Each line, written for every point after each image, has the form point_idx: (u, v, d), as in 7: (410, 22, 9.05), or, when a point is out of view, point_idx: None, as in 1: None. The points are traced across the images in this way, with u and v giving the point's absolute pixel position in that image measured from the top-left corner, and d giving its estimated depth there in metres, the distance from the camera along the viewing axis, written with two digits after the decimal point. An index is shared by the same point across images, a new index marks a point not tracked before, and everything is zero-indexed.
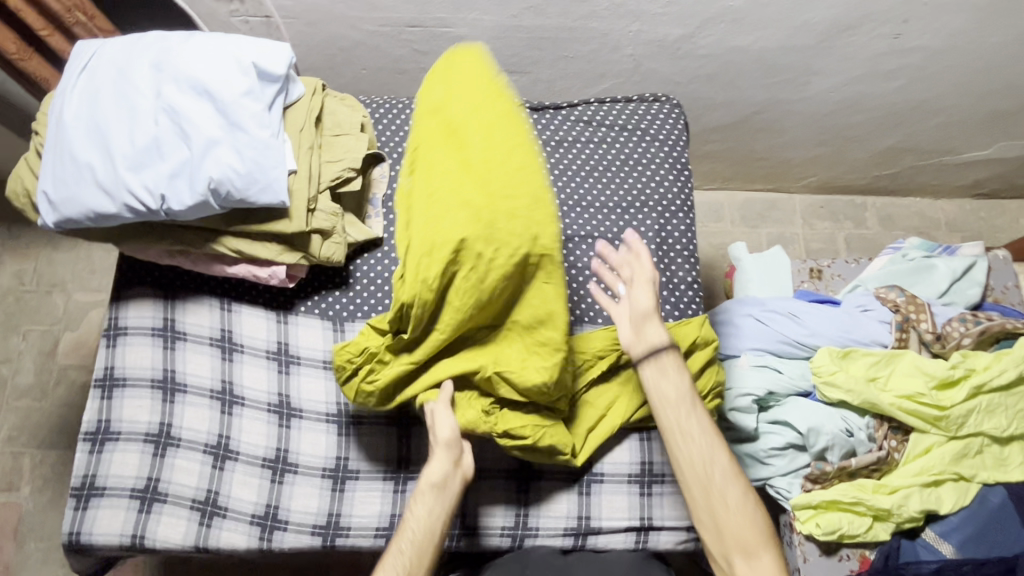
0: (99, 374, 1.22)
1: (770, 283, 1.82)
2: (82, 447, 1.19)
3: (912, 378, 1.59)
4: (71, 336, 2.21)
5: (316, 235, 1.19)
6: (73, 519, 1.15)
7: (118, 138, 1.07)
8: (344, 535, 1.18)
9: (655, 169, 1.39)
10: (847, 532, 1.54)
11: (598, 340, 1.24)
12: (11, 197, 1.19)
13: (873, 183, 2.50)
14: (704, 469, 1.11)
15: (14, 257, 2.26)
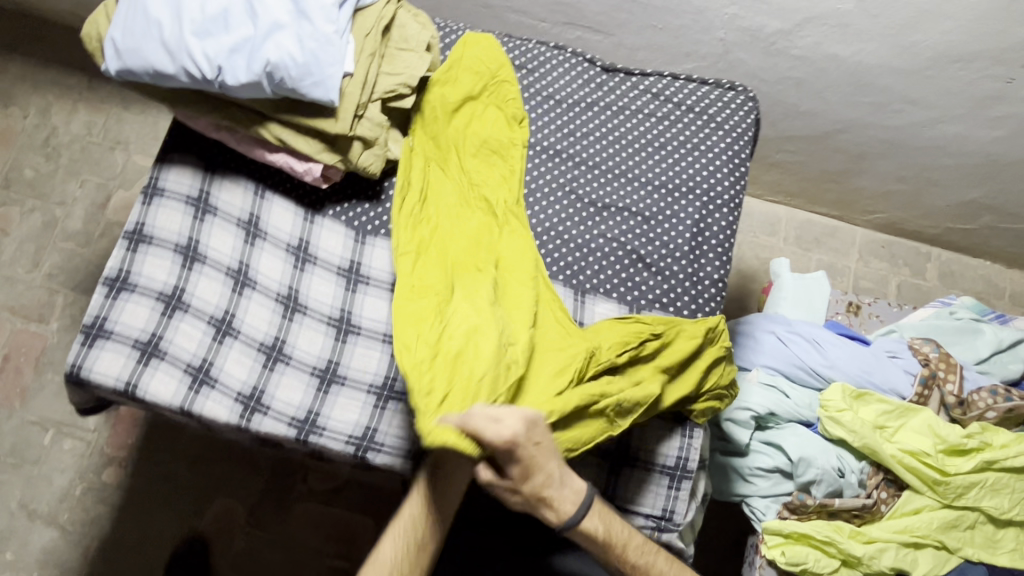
0: (130, 227, 1.27)
1: (803, 306, 1.76)
2: (100, 290, 1.24)
3: (921, 436, 1.53)
4: (123, 195, 2.31)
5: (358, 142, 1.20)
6: (78, 354, 1.21)
7: (190, 1, 1.08)
8: (318, 434, 1.20)
9: (712, 158, 1.34)
10: (811, 569, 1.52)
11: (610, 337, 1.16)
12: (85, 40, 1.24)
13: (943, 235, 2.37)
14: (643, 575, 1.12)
15: (87, 109, 2.39)
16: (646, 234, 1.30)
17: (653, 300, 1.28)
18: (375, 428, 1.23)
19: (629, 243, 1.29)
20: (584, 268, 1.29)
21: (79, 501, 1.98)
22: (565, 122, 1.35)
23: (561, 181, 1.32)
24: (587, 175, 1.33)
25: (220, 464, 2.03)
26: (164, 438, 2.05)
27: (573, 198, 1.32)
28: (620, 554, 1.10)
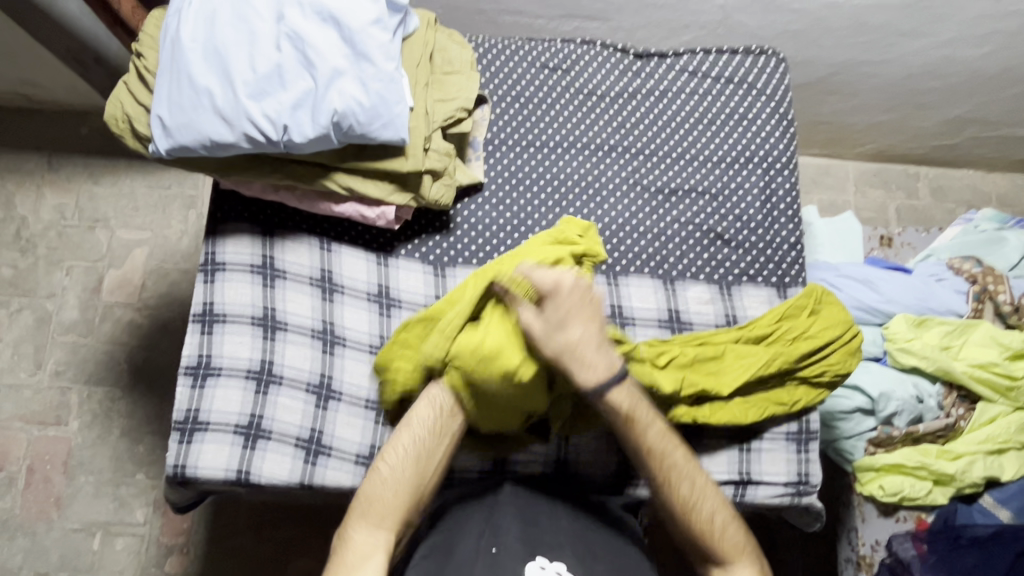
0: (198, 309, 1.20)
1: (842, 249, 1.79)
2: (183, 381, 1.17)
3: (986, 348, 1.61)
4: (117, 273, 1.93)
5: (427, 175, 1.16)
6: (178, 453, 1.14)
7: (239, 62, 1.03)
8: (449, 478, 1.19)
9: (762, 124, 1.37)
10: (908, 494, 1.57)
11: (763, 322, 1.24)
12: (109, 122, 1.14)
13: (930, 153, 2.35)
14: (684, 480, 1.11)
15: (55, 190, 1.97)
16: (718, 212, 1.32)
17: (740, 274, 1.31)
18: (504, 457, 1.20)
19: (703, 223, 1.31)
20: (665, 255, 1.30)
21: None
22: (614, 116, 1.36)
23: (623, 175, 1.33)
24: (646, 164, 1.33)
25: (286, 526, 1.78)
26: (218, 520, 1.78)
27: (639, 189, 1.32)
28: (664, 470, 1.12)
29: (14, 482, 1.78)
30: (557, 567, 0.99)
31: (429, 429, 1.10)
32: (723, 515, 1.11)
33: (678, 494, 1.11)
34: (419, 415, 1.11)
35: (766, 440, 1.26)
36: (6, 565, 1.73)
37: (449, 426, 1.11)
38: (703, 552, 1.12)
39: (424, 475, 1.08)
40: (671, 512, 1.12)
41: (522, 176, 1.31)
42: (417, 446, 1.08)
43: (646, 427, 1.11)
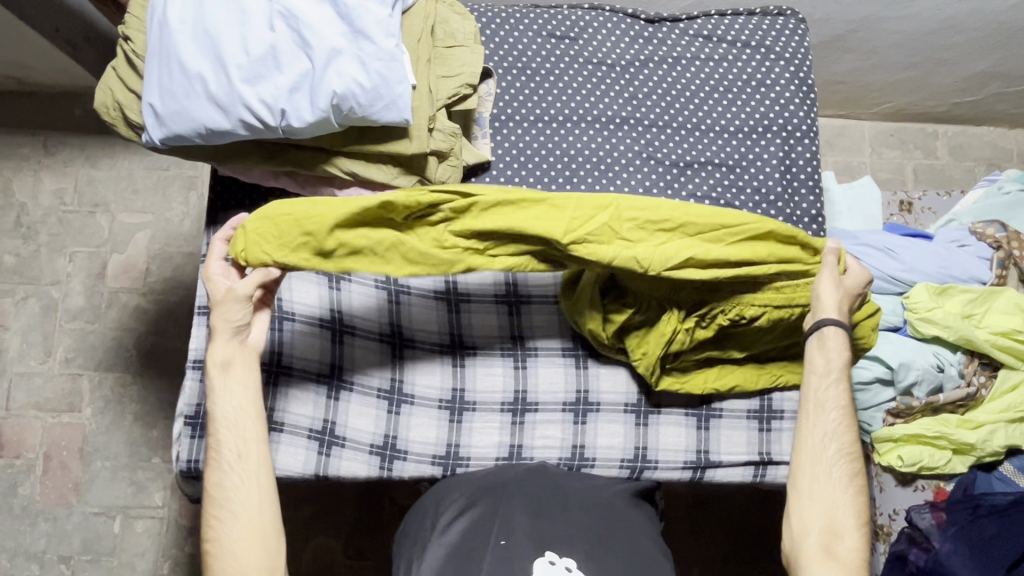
0: (204, 302, 1.17)
1: (859, 216, 1.74)
2: (192, 375, 1.15)
3: (1009, 315, 1.56)
4: (120, 259, 1.89)
5: (433, 156, 1.12)
6: (190, 448, 1.13)
7: (231, 44, 0.97)
8: (465, 465, 1.17)
9: (781, 90, 1.31)
10: (927, 465, 1.53)
11: None
12: (99, 110, 1.10)
13: (950, 111, 2.20)
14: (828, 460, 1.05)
15: (52, 175, 1.93)
16: (736, 184, 1.27)
17: None
18: (520, 444, 1.19)
19: (721, 196, 1.26)
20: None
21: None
22: (625, 86, 1.30)
23: (637, 148, 1.28)
24: (660, 137, 1.28)
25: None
26: None
27: (653, 163, 1.27)
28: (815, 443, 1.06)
29: (33, 469, 1.79)
30: (568, 562, 0.96)
31: (237, 472, 1.01)
32: (849, 487, 1.05)
33: (829, 444, 1.06)
34: (225, 457, 1.01)
35: (787, 420, 1.24)
36: (30, 549, 1.75)
37: (252, 455, 1.02)
38: (813, 511, 1.04)
39: (261, 512, 1.01)
40: (808, 456, 1.07)
41: (530, 152, 1.26)
42: (235, 501, 1.00)
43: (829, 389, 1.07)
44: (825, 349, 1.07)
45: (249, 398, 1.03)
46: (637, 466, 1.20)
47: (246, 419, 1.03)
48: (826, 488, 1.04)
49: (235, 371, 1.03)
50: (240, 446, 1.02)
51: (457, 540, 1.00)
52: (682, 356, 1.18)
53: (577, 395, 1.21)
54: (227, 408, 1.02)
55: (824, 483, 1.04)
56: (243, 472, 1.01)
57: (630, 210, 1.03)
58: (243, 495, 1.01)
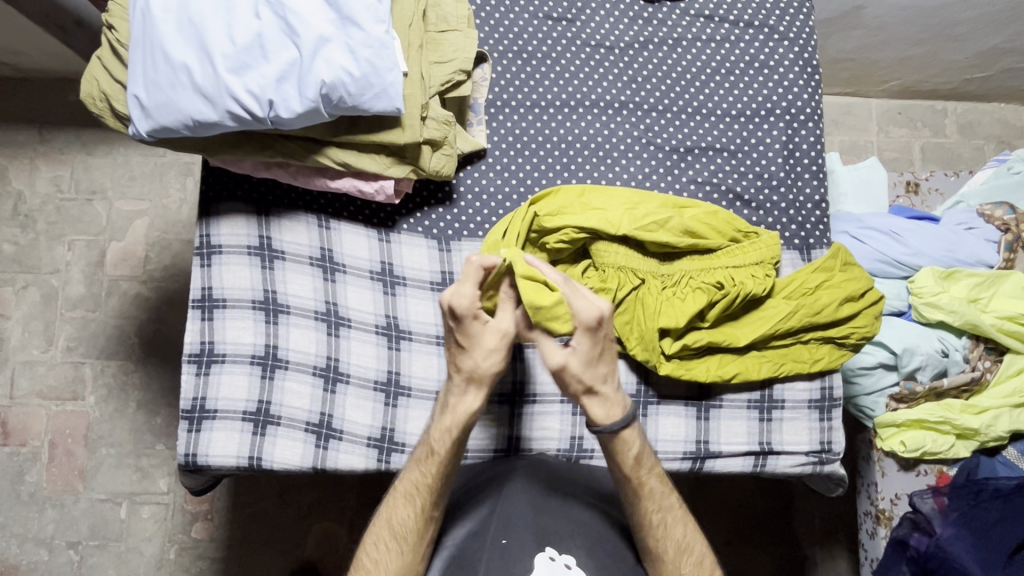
0: (197, 295, 1.16)
1: (865, 197, 1.70)
2: (189, 369, 1.15)
3: (1016, 299, 1.53)
4: (119, 246, 1.88)
5: (426, 145, 1.10)
6: (188, 441, 1.12)
7: (216, 33, 0.95)
8: (462, 457, 1.17)
9: (785, 72, 1.28)
10: (930, 450, 1.51)
11: (791, 285, 1.19)
12: (86, 101, 1.07)
13: (960, 88, 2.13)
14: (674, 551, 1.03)
15: (48, 162, 1.91)
16: (737, 170, 1.25)
17: None
18: (519, 435, 1.19)
19: (722, 182, 1.24)
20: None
21: (177, 565, 1.76)
22: (625, 69, 1.26)
23: (636, 133, 1.25)
24: (661, 121, 1.26)
25: (308, 490, 1.78)
26: (234, 493, 1.78)
27: (653, 149, 1.25)
28: (659, 540, 1.02)
29: (39, 456, 1.80)
30: (567, 559, 0.95)
31: (408, 526, 1.01)
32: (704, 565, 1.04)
33: (667, 543, 1.03)
34: (398, 517, 1.01)
35: (787, 409, 1.22)
36: (38, 535, 1.77)
37: (430, 514, 1.01)
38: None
39: (412, 565, 1.01)
40: (651, 556, 1.03)
41: (527, 139, 1.23)
42: (396, 550, 1.00)
43: (647, 479, 1.02)
44: (626, 450, 1.02)
45: (441, 469, 1.01)
46: None
47: (434, 488, 1.01)
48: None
49: (461, 449, 1.03)
50: (433, 497, 1.01)
51: (458, 545, 1.03)
52: (685, 343, 1.15)
53: None
54: (427, 468, 1.02)
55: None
56: (410, 531, 1.01)
57: (633, 201, 1.17)
58: (409, 546, 1.01)
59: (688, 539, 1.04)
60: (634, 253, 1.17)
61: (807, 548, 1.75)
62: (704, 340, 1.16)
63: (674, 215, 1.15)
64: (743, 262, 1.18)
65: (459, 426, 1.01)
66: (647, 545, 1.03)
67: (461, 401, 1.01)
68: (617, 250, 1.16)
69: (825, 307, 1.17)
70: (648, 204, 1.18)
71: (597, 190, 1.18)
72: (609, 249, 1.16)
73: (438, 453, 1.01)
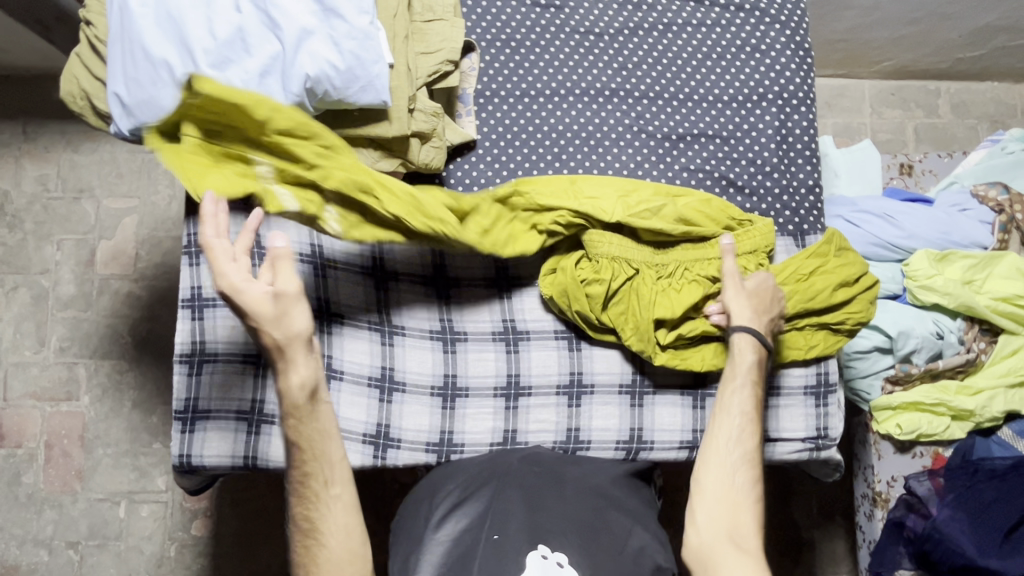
0: (186, 295, 1.14)
1: (858, 180, 1.69)
2: (179, 370, 1.13)
3: (1010, 280, 1.53)
4: (108, 245, 1.86)
5: (414, 138, 1.08)
6: (182, 442, 1.12)
7: (196, 27, 0.93)
8: (460, 451, 1.17)
9: (777, 56, 1.26)
10: (926, 432, 1.51)
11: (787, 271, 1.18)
12: (66, 99, 1.05)
13: (953, 67, 2.12)
14: (732, 463, 1.07)
15: (34, 161, 1.88)
16: (730, 156, 1.24)
17: None
18: (515, 429, 1.18)
19: (714, 168, 1.23)
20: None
21: (177, 563, 1.75)
22: (615, 55, 1.25)
23: (628, 121, 1.23)
24: (652, 108, 1.24)
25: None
26: (233, 489, 1.77)
27: (645, 136, 1.23)
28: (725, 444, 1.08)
29: (35, 458, 1.79)
30: (559, 557, 0.98)
31: (318, 511, 1.01)
32: (752, 495, 1.07)
33: (734, 450, 1.08)
34: (303, 508, 1.01)
35: (784, 396, 1.22)
36: (38, 536, 1.77)
37: (327, 493, 1.01)
38: (717, 507, 1.05)
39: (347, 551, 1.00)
40: (709, 452, 1.09)
41: (517, 129, 1.21)
42: (314, 537, 1.00)
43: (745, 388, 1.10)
44: (740, 356, 1.11)
45: (313, 442, 1.01)
46: (632, 448, 1.19)
47: (314, 467, 1.01)
48: (726, 492, 1.06)
49: (319, 416, 1.01)
50: (326, 472, 1.01)
51: (452, 539, 1.03)
52: (680, 332, 1.16)
53: (570, 377, 1.19)
54: (299, 453, 1.01)
55: (727, 484, 1.06)
56: (316, 517, 1.00)
57: (627, 189, 1.16)
58: (320, 529, 1.00)
59: (744, 465, 1.07)
60: (628, 243, 1.16)
61: (806, 531, 1.76)
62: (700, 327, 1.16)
63: (666, 203, 1.15)
64: (735, 251, 1.16)
65: (304, 397, 1.00)
66: (713, 439, 1.09)
67: (293, 372, 0.99)
68: (611, 240, 1.15)
69: (821, 294, 1.17)
70: (642, 192, 1.16)
71: (589, 177, 1.17)
72: (603, 239, 1.15)
73: (305, 426, 1.00)
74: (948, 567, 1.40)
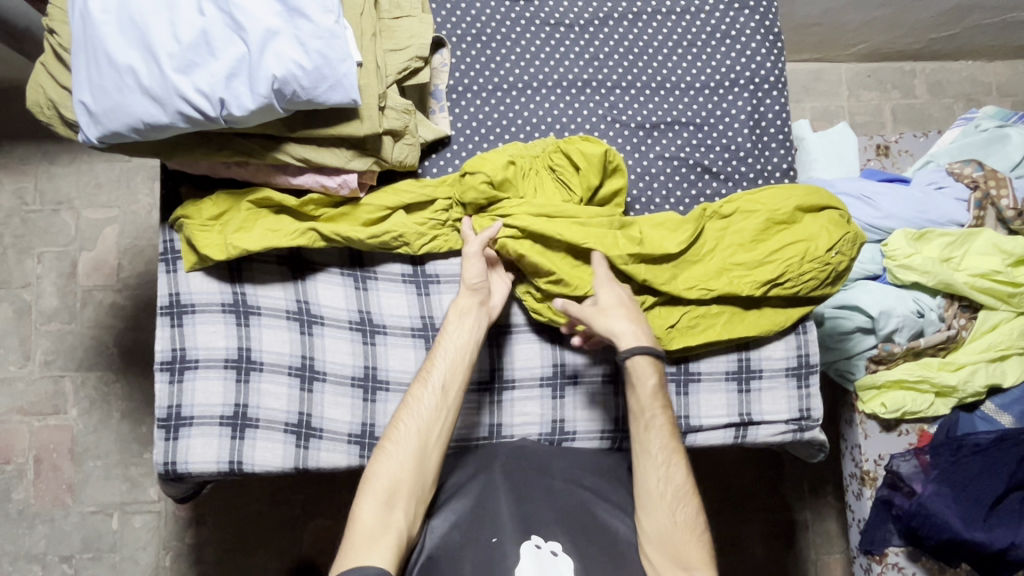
0: (164, 302, 1.14)
1: (836, 163, 1.70)
2: (161, 378, 1.13)
3: (988, 256, 1.54)
4: (90, 256, 1.84)
5: (387, 136, 1.08)
6: (166, 450, 1.11)
7: (160, 32, 0.92)
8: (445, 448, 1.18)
9: (747, 41, 1.27)
10: (910, 410, 1.52)
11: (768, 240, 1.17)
12: (33, 109, 1.04)
13: (928, 48, 2.13)
14: (673, 498, 1.03)
15: (10, 174, 1.86)
16: (704, 143, 1.24)
17: None
18: (500, 423, 1.19)
19: (689, 156, 1.24)
20: (635, 194, 1.22)
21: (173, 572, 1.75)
22: (586, 46, 1.25)
23: (601, 111, 1.24)
24: (625, 98, 1.24)
25: (300, 488, 1.77)
26: (227, 495, 1.77)
27: (619, 126, 1.24)
28: (650, 478, 1.04)
29: (24, 473, 1.78)
30: (553, 546, 1.02)
31: (430, 410, 1.03)
32: (695, 525, 1.03)
33: (667, 486, 1.03)
34: (419, 397, 1.04)
35: (765, 378, 1.23)
36: (31, 551, 1.76)
37: (449, 402, 1.05)
38: (662, 550, 1.02)
39: (431, 445, 1.03)
40: (648, 498, 1.03)
41: (491, 124, 1.21)
42: (418, 427, 1.02)
43: (651, 431, 1.04)
44: (642, 381, 1.05)
45: (456, 356, 1.06)
46: (617, 437, 1.20)
47: (455, 370, 1.06)
48: (670, 525, 1.02)
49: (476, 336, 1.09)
50: (454, 382, 1.06)
51: (442, 534, 1.05)
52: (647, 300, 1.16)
53: (552, 369, 1.19)
54: (445, 363, 1.06)
55: (670, 525, 1.02)
56: (433, 413, 1.04)
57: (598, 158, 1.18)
58: (428, 424, 1.03)
59: (677, 493, 1.03)
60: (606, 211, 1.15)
61: (798, 512, 1.78)
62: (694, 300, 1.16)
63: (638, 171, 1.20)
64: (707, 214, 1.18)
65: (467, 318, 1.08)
66: (644, 485, 1.04)
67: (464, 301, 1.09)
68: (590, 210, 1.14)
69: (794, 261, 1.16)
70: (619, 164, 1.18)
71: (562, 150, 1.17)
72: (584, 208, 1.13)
73: (455, 337, 1.07)
74: (935, 540, 1.42)
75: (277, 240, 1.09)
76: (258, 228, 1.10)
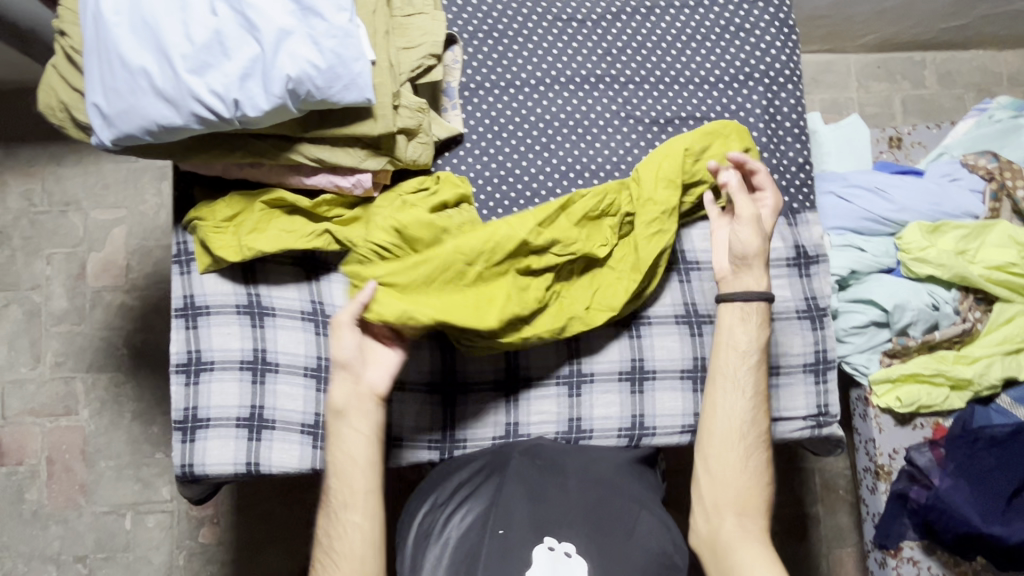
0: (179, 304, 1.14)
1: (848, 155, 1.69)
2: (177, 380, 1.13)
3: (1004, 248, 1.52)
4: (98, 257, 1.84)
5: (401, 135, 1.07)
6: (183, 452, 1.11)
7: (172, 33, 0.91)
8: (462, 446, 1.17)
9: (762, 34, 1.26)
10: (925, 403, 1.51)
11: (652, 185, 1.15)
12: (44, 112, 1.04)
13: (937, 37, 2.11)
14: (746, 443, 1.11)
15: (18, 176, 1.86)
16: None
17: None
18: (516, 421, 1.19)
19: None
20: None
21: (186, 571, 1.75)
22: (599, 41, 1.24)
23: (614, 107, 1.23)
24: (639, 93, 1.23)
25: (311, 487, 1.77)
26: (239, 495, 1.77)
27: (632, 122, 1.22)
28: (734, 420, 1.11)
29: (37, 474, 1.78)
30: (567, 546, 1.00)
31: (345, 536, 1.05)
32: (762, 474, 1.12)
33: (746, 433, 1.11)
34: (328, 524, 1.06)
35: (783, 374, 1.22)
36: (45, 552, 1.76)
37: (353, 516, 1.05)
38: (727, 496, 1.10)
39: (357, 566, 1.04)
40: (714, 444, 1.11)
41: (504, 121, 1.20)
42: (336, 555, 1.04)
43: (740, 366, 1.12)
44: (745, 331, 1.12)
45: (346, 464, 1.05)
46: (635, 434, 1.19)
47: (348, 485, 1.05)
48: (733, 472, 1.11)
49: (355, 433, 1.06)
50: (348, 494, 1.05)
51: (460, 535, 1.04)
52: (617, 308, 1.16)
53: (570, 368, 1.19)
54: (339, 478, 1.06)
55: (740, 467, 1.11)
56: (344, 538, 1.05)
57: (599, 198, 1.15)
58: (344, 550, 1.04)
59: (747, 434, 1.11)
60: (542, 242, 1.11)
61: (810, 506, 1.77)
62: (622, 295, 1.13)
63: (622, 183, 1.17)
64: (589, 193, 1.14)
65: (349, 420, 1.06)
66: (723, 424, 1.11)
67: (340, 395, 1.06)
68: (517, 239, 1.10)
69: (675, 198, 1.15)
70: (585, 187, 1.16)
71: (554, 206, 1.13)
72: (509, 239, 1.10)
73: (342, 449, 1.06)
74: (952, 534, 1.41)
75: (290, 241, 1.08)
76: (272, 229, 1.09)
